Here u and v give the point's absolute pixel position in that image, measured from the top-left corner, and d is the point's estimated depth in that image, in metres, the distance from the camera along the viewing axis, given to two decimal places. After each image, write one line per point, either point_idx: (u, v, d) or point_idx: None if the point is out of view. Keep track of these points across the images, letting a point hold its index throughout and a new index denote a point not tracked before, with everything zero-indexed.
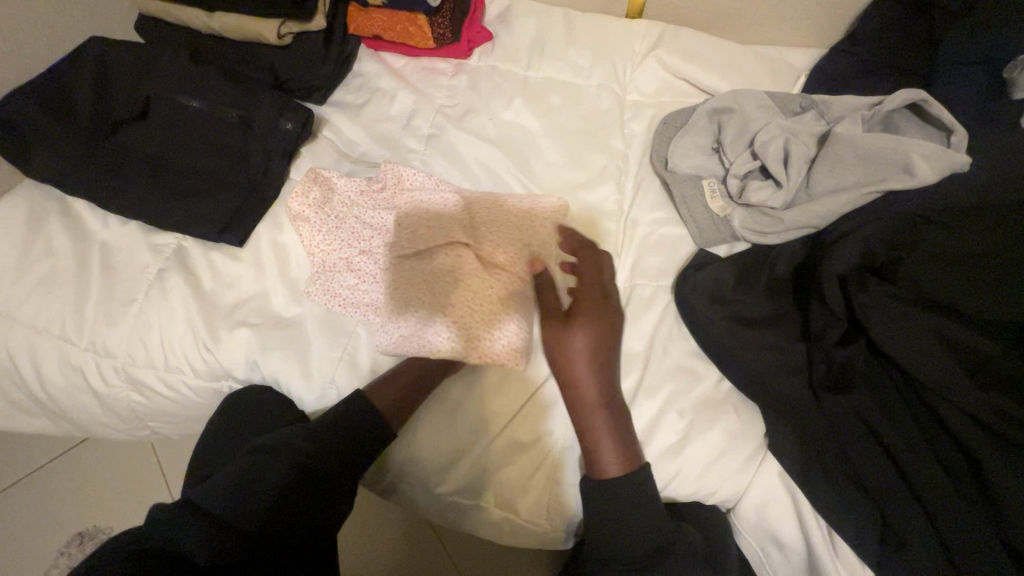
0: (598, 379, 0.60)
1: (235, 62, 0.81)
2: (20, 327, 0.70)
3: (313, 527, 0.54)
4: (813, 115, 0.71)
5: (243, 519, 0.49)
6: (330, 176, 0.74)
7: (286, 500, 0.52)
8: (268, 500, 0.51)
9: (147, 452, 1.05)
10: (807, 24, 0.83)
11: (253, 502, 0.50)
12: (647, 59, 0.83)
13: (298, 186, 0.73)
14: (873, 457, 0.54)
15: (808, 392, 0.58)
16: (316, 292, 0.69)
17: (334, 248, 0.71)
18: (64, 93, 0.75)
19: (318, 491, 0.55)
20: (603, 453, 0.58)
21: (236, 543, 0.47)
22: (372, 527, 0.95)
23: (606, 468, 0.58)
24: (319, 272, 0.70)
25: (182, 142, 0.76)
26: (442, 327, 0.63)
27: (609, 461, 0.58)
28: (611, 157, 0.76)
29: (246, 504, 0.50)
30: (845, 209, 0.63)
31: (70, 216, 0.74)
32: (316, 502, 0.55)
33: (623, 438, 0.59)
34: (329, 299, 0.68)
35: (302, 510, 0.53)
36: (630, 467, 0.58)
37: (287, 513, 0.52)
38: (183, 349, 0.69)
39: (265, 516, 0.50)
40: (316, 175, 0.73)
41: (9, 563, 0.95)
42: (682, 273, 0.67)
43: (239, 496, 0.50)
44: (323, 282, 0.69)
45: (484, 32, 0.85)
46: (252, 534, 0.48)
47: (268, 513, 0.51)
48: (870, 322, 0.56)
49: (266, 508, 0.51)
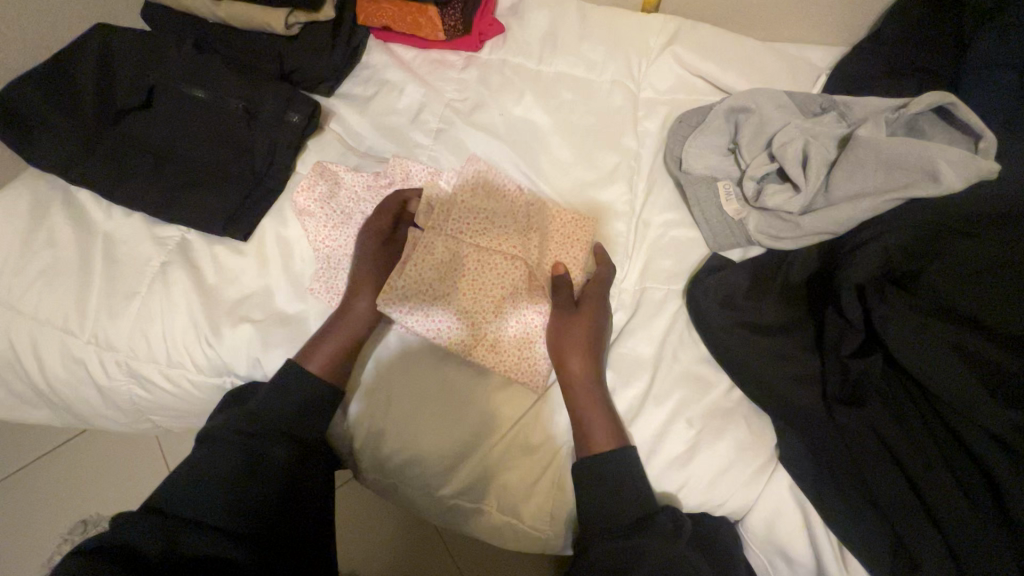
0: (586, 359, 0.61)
1: (241, 51, 0.80)
2: (23, 318, 0.70)
3: (286, 518, 0.56)
4: (834, 117, 0.69)
5: (211, 514, 0.52)
6: (336, 169, 0.73)
7: (255, 492, 0.54)
8: (233, 494, 0.53)
9: (150, 443, 1.05)
10: (828, 20, 0.80)
11: (218, 497, 0.53)
12: (662, 55, 0.81)
13: (305, 179, 0.72)
14: (886, 473, 0.52)
15: (820, 403, 0.56)
16: (319, 288, 0.68)
17: (339, 244, 0.70)
18: (67, 80, 0.74)
19: (298, 484, 0.58)
20: (590, 429, 0.59)
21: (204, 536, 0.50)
22: (372, 527, 0.95)
23: (594, 442, 0.58)
24: (323, 268, 0.69)
25: (186, 132, 0.74)
26: (445, 310, 0.65)
27: (600, 435, 0.58)
28: (623, 155, 0.75)
29: (211, 499, 0.53)
30: (867, 217, 0.61)
31: (74, 206, 0.74)
32: (286, 495, 0.56)
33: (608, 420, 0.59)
34: (332, 296, 0.68)
35: (273, 501, 0.55)
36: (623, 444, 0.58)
37: (257, 505, 0.54)
38: (185, 344, 0.68)
39: (231, 509, 0.52)
40: (323, 169, 0.73)
41: (13, 550, 0.96)
42: (694, 278, 0.66)
43: (207, 494, 0.53)
44: (326, 278, 0.69)
45: (495, 25, 0.83)
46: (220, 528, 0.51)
47: (237, 507, 0.53)
48: (887, 332, 0.54)
49: (231, 503, 0.53)
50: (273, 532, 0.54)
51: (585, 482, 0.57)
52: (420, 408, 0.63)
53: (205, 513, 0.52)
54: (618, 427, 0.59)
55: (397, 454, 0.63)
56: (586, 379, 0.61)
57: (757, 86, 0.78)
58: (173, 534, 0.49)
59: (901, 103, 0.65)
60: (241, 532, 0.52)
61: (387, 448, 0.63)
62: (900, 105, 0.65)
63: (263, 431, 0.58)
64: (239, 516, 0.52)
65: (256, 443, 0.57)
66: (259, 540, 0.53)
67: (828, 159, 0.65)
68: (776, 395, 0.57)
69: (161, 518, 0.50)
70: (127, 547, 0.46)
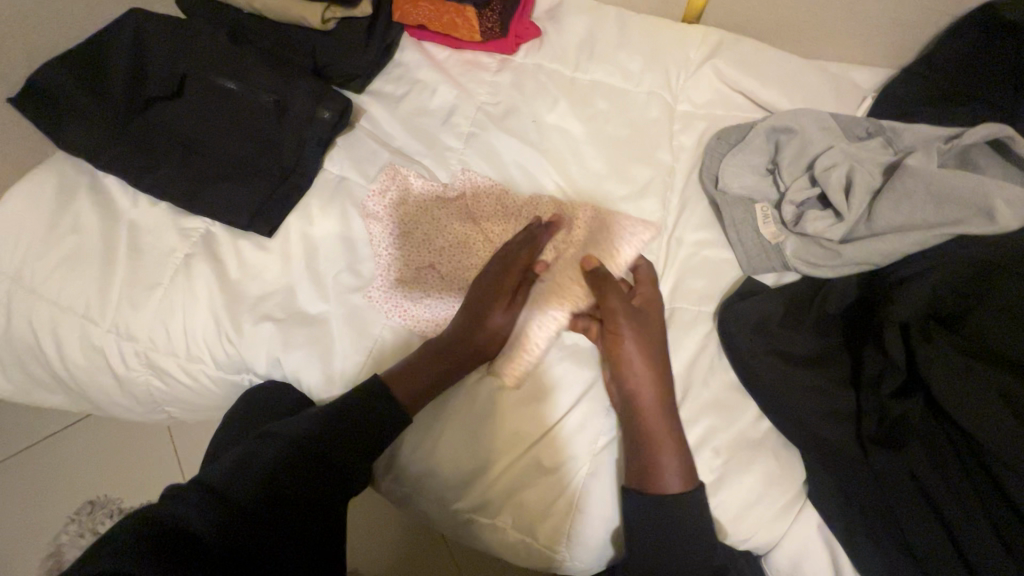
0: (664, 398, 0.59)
1: (274, 42, 0.78)
2: (44, 304, 0.69)
3: (315, 507, 0.54)
4: (880, 142, 0.67)
5: (233, 491, 0.50)
6: (408, 173, 0.72)
7: (267, 473, 0.52)
8: (264, 480, 0.52)
9: (162, 432, 1.05)
10: (876, 40, 0.79)
11: (253, 480, 0.51)
12: (702, 68, 0.79)
13: (376, 184, 0.72)
14: (918, 516, 0.52)
15: (855, 442, 0.55)
16: (379, 298, 0.67)
17: (402, 254, 0.69)
18: (100, 65, 0.73)
19: (317, 465, 0.55)
20: (663, 464, 0.56)
21: (223, 514, 0.47)
22: (375, 542, 0.94)
23: (664, 480, 0.55)
24: (383, 277, 0.68)
25: (214, 123, 0.73)
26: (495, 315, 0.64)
27: (668, 468, 0.56)
28: (657, 169, 0.73)
29: (244, 481, 0.51)
30: (914, 249, 0.59)
31: (100, 192, 0.73)
32: (302, 477, 0.54)
33: (682, 457, 0.57)
34: (392, 308, 0.67)
35: (298, 492, 0.53)
36: (694, 486, 0.56)
37: (278, 490, 0.52)
38: (205, 339, 0.67)
39: (261, 493, 0.51)
40: (395, 171, 0.72)
41: (22, 527, 0.97)
42: (725, 301, 0.64)
43: (237, 474, 0.51)
44: (387, 288, 0.68)
45: (532, 28, 0.81)
46: (255, 511, 0.49)
47: (250, 480, 0.51)
48: (930, 374, 0.53)
49: (261, 487, 0.51)
50: (302, 522, 0.52)
51: None
52: (450, 418, 0.63)
53: (232, 490, 0.50)
54: (688, 466, 0.57)
55: (417, 463, 0.62)
56: (668, 423, 0.58)
57: (799, 106, 0.76)
58: (195, 504, 0.48)
59: (952, 133, 0.64)
60: (266, 515, 0.50)
61: (411, 457, 0.62)
62: (952, 135, 0.64)
63: (303, 420, 0.58)
64: (260, 499, 0.50)
65: (289, 428, 0.56)
66: (281, 523, 0.50)
67: (873, 187, 0.64)
68: (805, 429, 0.57)
69: (192, 491, 0.49)
70: (160, 517, 0.46)
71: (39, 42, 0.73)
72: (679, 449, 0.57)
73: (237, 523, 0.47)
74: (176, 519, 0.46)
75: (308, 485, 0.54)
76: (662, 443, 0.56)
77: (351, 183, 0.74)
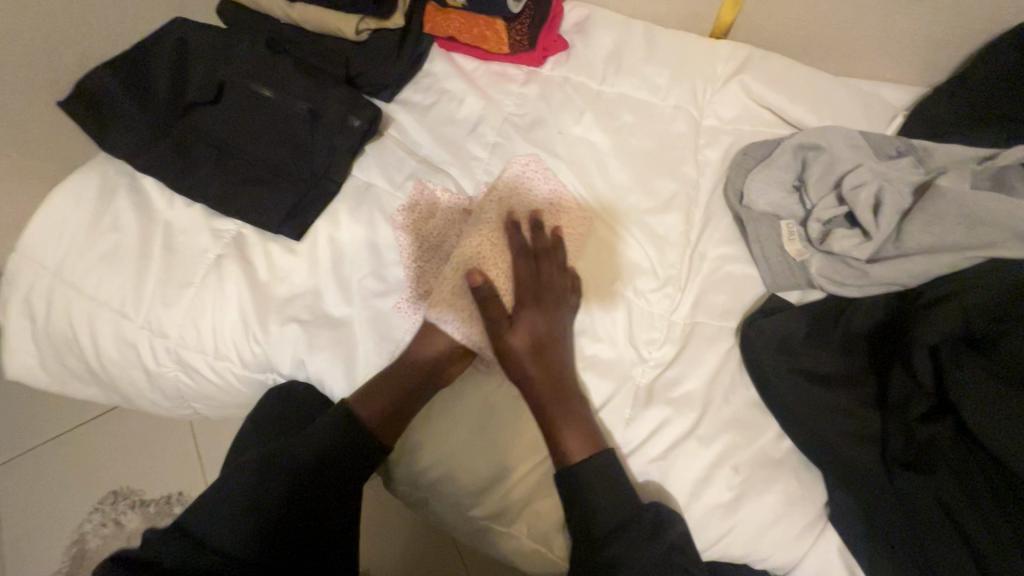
0: (550, 366, 0.60)
1: (308, 52, 0.81)
2: (82, 299, 0.72)
3: (326, 517, 0.58)
4: (910, 161, 0.67)
5: (250, 506, 0.55)
6: (435, 188, 0.72)
7: (277, 489, 0.56)
8: (284, 498, 0.56)
9: (184, 428, 1.07)
10: (907, 58, 0.78)
11: (268, 495, 0.56)
12: (729, 83, 0.79)
13: (406, 199, 0.72)
14: (947, 545, 0.50)
15: (881, 466, 0.55)
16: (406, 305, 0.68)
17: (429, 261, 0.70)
18: (144, 71, 0.76)
19: (326, 480, 0.59)
20: (567, 437, 0.58)
21: (238, 529, 0.53)
22: (389, 544, 0.95)
23: (570, 450, 0.57)
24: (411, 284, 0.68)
25: (249, 129, 0.75)
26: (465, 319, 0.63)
27: (573, 442, 0.57)
28: (681, 184, 0.73)
29: (265, 498, 0.55)
30: (943, 270, 0.59)
31: (139, 193, 0.76)
32: (312, 490, 0.58)
33: (583, 426, 0.58)
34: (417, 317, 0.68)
35: (309, 506, 0.57)
36: (601, 459, 0.57)
37: (291, 505, 0.56)
38: (234, 338, 0.69)
39: (280, 512, 0.56)
40: (422, 186, 0.73)
41: (48, 514, 1.00)
42: (749, 317, 0.64)
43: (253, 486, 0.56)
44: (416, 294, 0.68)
45: (560, 41, 0.82)
46: (268, 525, 0.54)
47: (266, 493, 0.56)
48: (960, 399, 0.52)
49: (280, 505, 0.56)
50: (319, 529, 0.58)
51: (600, 492, 0.55)
52: (465, 424, 0.63)
53: (250, 503, 0.55)
54: (593, 433, 0.59)
55: (434, 464, 0.63)
56: (552, 392, 0.59)
57: (828, 122, 0.76)
58: (217, 516, 0.54)
59: (985, 154, 0.64)
60: (279, 530, 0.55)
61: (427, 462, 0.63)
62: (984, 156, 0.64)
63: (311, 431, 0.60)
64: (274, 513, 0.55)
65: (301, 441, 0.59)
66: (293, 536, 0.56)
67: (903, 206, 0.63)
68: (827, 448, 0.56)
69: (215, 500, 0.55)
70: (186, 532, 0.53)
71: (89, 48, 0.77)
72: (577, 422, 0.58)
73: (252, 537, 0.53)
74: (198, 535, 0.53)
75: (325, 499, 0.58)
76: (553, 415, 0.58)
77: (378, 189, 0.76)
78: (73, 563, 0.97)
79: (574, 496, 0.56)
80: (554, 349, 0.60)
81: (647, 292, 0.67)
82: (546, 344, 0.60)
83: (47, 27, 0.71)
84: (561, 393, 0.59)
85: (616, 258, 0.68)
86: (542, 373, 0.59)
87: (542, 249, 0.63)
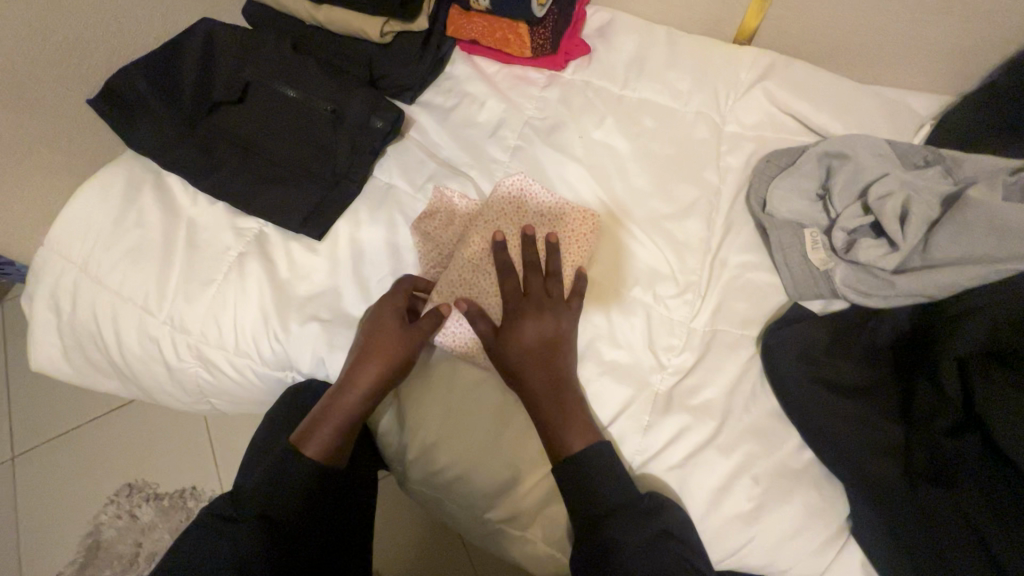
0: (547, 369, 0.60)
1: (333, 53, 0.82)
2: (107, 293, 0.73)
3: (325, 517, 0.60)
4: (938, 171, 0.66)
5: (258, 513, 0.54)
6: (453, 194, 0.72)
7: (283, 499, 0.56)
8: (291, 514, 0.56)
9: (199, 423, 1.08)
10: (936, 67, 0.77)
11: (277, 503, 0.55)
12: (752, 90, 0.78)
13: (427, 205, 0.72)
14: (971, 562, 0.50)
15: (903, 479, 0.54)
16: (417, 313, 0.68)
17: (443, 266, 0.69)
18: (172, 70, 0.77)
19: (327, 486, 0.60)
20: (567, 433, 0.58)
21: (251, 537, 0.52)
22: (399, 544, 0.95)
23: (568, 444, 0.57)
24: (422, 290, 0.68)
25: (274, 129, 0.76)
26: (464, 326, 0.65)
27: (573, 436, 0.58)
28: (703, 190, 0.73)
29: (287, 500, 0.56)
30: (972, 284, 0.58)
31: (164, 190, 0.77)
32: (315, 495, 0.58)
33: (579, 421, 0.58)
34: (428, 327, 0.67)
35: (314, 509, 0.58)
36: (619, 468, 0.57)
37: (299, 511, 0.56)
38: (254, 336, 0.70)
39: (303, 514, 0.57)
40: (441, 193, 0.72)
41: (66, 505, 1.02)
42: (770, 325, 0.63)
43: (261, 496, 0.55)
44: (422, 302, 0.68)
45: (582, 46, 0.82)
46: (280, 531, 0.54)
47: (274, 499, 0.56)
48: (989, 415, 0.50)
49: (300, 510, 0.57)
50: (319, 530, 0.59)
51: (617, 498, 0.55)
52: (475, 426, 0.62)
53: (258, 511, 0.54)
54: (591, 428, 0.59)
55: (449, 466, 0.62)
56: (550, 393, 0.59)
57: (852, 131, 0.75)
58: (224, 526, 0.52)
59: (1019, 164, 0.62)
60: (289, 534, 0.55)
61: (439, 464, 0.62)
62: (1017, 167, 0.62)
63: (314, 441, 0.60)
64: (284, 518, 0.55)
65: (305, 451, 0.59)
66: (302, 537, 0.56)
67: (930, 217, 0.62)
68: (849, 460, 0.56)
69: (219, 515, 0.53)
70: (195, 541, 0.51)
71: (120, 47, 0.78)
72: (575, 418, 0.58)
73: (266, 544, 0.53)
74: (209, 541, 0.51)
75: (334, 507, 0.61)
76: (550, 412, 0.59)
77: (398, 191, 0.76)
78: (88, 553, 0.99)
79: (590, 503, 0.56)
80: (552, 351, 0.61)
81: (667, 298, 0.67)
82: (542, 354, 0.60)
83: (79, 26, 0.72)
84: (555, 393, 0.59)
85: (636, 264, 0.68)
86: (537, 373, 0.60)
87: (531, 261, 0.63)
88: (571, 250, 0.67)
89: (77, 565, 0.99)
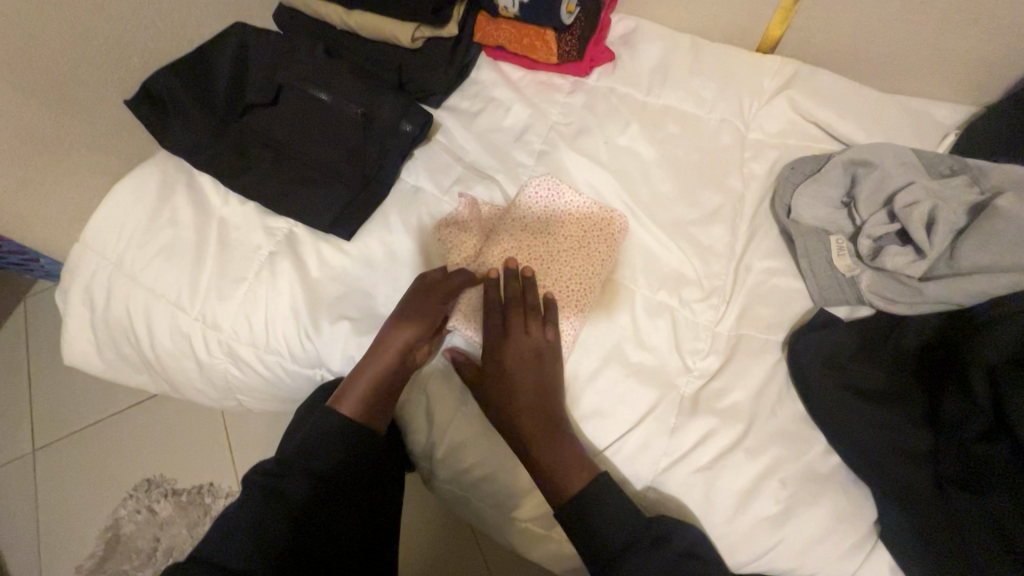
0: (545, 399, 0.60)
1: (362, 58, 0.83)
2: (140, 290, 0.74)
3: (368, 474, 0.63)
4: (964, 181, 0.66)
5: (310, 466, 0.58)
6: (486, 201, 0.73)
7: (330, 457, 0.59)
8: (338, 470, 0.60)
9: (218, 421, 1.09)
10: (959, 77, 0.77)
11: (324, 456, 0.59)
12: (775, 98, 0.79)
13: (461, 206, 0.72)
14: (999, 565, 0.50)
15: (931, 483, 0.55)
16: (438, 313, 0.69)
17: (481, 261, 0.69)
18: (207, 73, 0.79)
19: (370, 449, 0.62)
20: (564, 463, 0.58)
21: (302, 486, 0.57)
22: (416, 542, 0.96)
23: (569, 481, 0.58)
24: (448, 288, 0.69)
25: (304, 131, 0.78)
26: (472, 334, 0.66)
27: (573, 468, 0.58)
28: (727, 196, 0.73)
29: (332, 457, 0.60)
30: (999, 292, 0.58)
31: (197, 190, 0.78)
32: (359, 456, 0.61)
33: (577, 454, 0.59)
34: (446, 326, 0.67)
35: (357, 468, 0.62)
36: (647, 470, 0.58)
37: (344, 466, 0.60)
38: (284, 333, 0.71)
39: (340, 483, 0.60)
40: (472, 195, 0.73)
41: (86, 499, 1.04)
42: (796, 331, 0.64)
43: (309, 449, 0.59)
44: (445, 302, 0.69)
45: (607, 53, 0.83)
46: (327, 483, 0.59)
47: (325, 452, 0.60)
48: (1015, 419, 0.50)
49: (346, 468, 0.60)
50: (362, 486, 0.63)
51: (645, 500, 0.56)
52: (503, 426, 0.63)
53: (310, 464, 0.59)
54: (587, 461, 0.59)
55: (478, 466, 0.63)
56: (546, 427, 0.59)
57: (876, 139, 0.76)
58: (281, 477, 0.57)
59: None
60: (335, 487, 0.59)
61: (468, 463, 0.63)
62: None
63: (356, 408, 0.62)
64: (330, 474, 0.59)
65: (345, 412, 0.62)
66: (345, 490, 0.60)
67: (956, 226, 0.63)
68: (877, 465, 0.56)
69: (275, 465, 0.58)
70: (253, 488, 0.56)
71: (156, 49, 0.80)
72: (574, 449, 0.59)
73: (315, 494, 0.57)
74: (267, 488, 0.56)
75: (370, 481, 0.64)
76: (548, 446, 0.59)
77: (426, 194, 0.77)
78: (108, 546, 1.00)
79: (619, 504, 0.57)
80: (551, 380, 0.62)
81: (692, 302, 0.67)
82: (544, 381, 0.61)
83: (120, 28, 0.74)
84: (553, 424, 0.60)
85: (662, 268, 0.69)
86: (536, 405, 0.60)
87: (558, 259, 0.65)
88: (596, 249, 0.68)
89: (97, 559, 1.00)
